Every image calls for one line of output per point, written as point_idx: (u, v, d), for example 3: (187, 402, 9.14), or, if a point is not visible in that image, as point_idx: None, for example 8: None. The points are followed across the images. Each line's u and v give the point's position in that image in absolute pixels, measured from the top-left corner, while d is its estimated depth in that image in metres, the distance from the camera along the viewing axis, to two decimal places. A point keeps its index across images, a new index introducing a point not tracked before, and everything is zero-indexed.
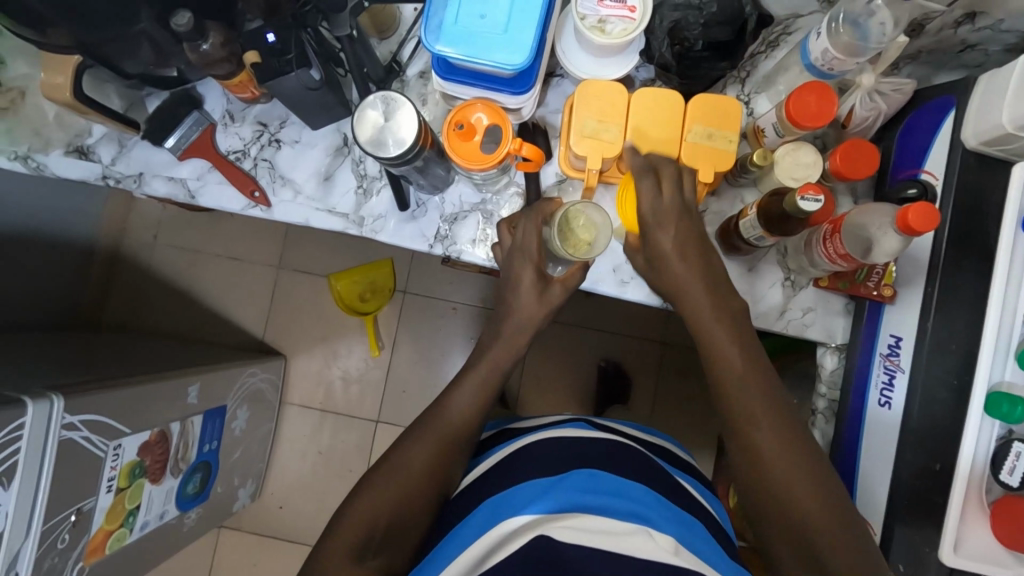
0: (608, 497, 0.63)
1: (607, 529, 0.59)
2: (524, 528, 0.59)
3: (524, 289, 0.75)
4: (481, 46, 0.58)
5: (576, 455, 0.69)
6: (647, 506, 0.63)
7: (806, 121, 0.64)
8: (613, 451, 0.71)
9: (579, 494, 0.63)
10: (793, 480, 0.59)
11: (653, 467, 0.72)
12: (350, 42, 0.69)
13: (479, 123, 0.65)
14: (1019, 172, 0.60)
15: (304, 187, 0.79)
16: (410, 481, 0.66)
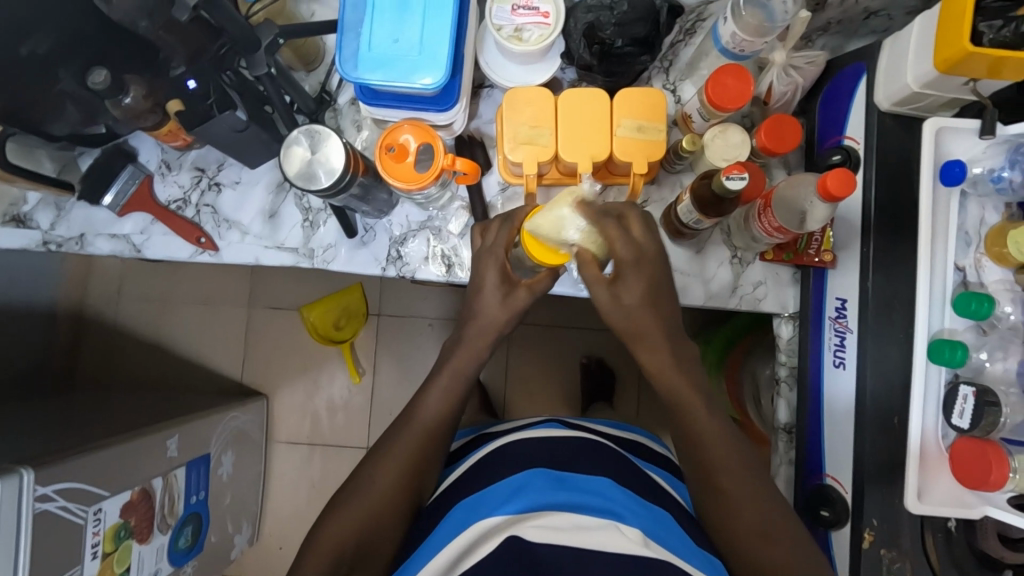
0: (585, 497, 0.64)
1: (581, 525, 0.61)
2: (500, 527, 0.62)
3: (486, 293, 0.71)
4: (398, 69, 0.58)
5: (549, 457, 0.70)
6: (614, 502, 0.64)
7: (727, 105, 0.66)
8: (581, 450, 0.72)
9: (545, 493, 0.65)
10: (749, 524, 0.60)
11: (621, 461, 0.72)
12: (270, 80, 0.68)
13: (407, 145, 0.65)
14: (931, 127, 0.61)
15: (250, 227, 0.79)
16: (374, 505, 0.63)
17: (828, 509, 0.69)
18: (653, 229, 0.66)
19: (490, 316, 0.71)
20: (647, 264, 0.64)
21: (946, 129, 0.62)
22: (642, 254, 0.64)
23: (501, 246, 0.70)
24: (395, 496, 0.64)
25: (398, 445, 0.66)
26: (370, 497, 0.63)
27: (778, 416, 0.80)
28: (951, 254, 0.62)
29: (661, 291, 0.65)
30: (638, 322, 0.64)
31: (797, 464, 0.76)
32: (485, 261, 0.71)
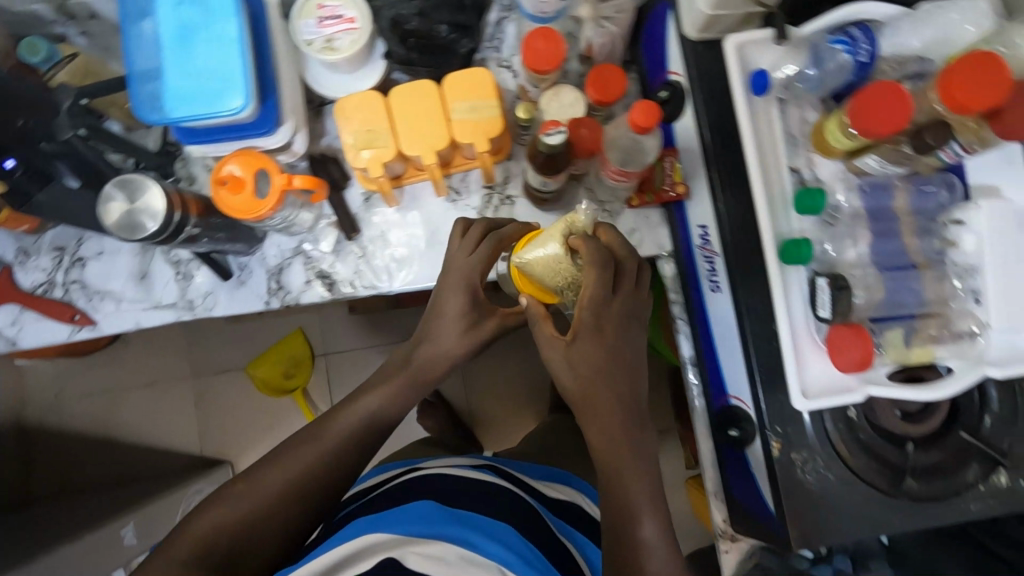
0: (476, 534, 0.65)
1: (465, 557, 0.61)
2: (386, 545, 0.61)
3: (447, 321, 0.65)
4: (201, 98, 0.57)
5: (464, 508, 0.69)
6: (495, 539, 0.65)
7: (543, 66, 0.68)
8: (494, 504, 0.72)
9: (451, 528, 0.65)
10: (619, 531, 0.56)
11: (526, 515, 0.73)
12: (84, 143, 0.65)
13: (239, 176, 0.65)
14: (729, 46, 0.63)
15: (123, 293, 0.78)
16: (255, 508, 0.59)
17: (737, 429, 0.70)
18: (638, 294, 0.61)
19: (445, 347, 0.65)
20: (598, 325, 0.57)
21: (745, 44, 0.64)
22: (603, 316, 0.57)
23: (477, 270, 0.64)
24: (290, 504, 0.60)
25: (305, 454, 0.62)
26: (265, 502, 0.59)
27: (682, 351, 0.79)
28: (783, 158, 0.65)
29: (620, 364, 0.58)
30: (587, 382, 0.57)
31: (704, 392, 0.77)
32: (449, 277, 0.65)
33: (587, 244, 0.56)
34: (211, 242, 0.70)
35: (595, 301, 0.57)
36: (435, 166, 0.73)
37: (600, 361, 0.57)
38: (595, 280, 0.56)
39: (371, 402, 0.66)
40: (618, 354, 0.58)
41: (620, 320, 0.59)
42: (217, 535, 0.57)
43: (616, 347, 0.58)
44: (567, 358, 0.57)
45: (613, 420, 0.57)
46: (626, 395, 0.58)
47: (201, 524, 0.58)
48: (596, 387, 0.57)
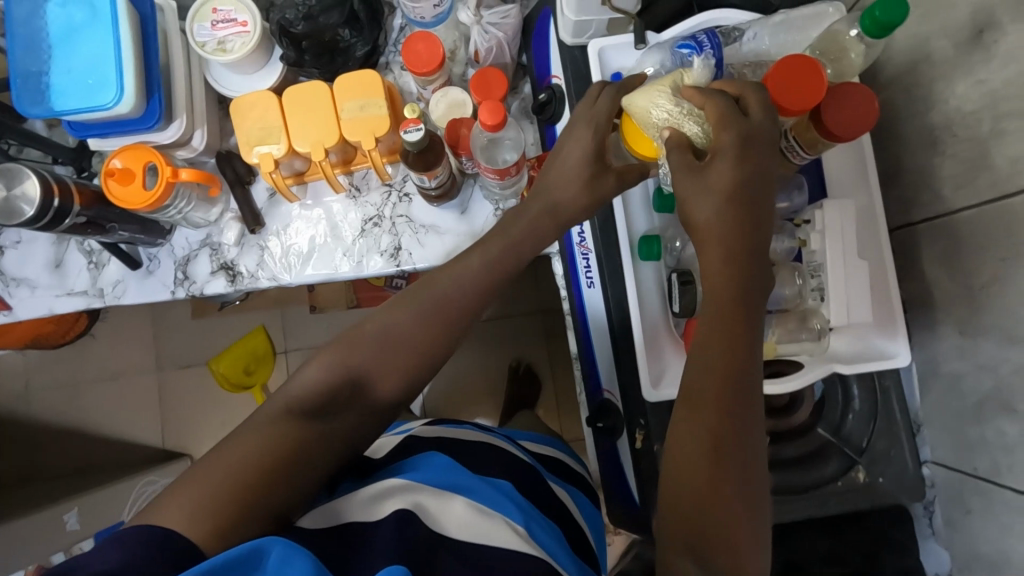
0: (489, 484, 0.56)
1: (474, 507, 0.52)
2: (401, 489, 0.52)
3: (568, 166, 0.59)
4: (84, 96, 0.61)
5: (473, 457, 0.62)
6: (507, 498, 0.56)
7: (423, 68, 0.71)
8: (502, 455, 0.64)
9: (460, 477, 0.56)
10: (715, 474, 0.46)
11: (528, 473, 0.65)
12: None
13: (130, 169, 0.68)
14: (591, 49, 0.67)
15: (38, 280, 0.82)
16: (310, 434, 0.50)
17: (605, 422, 0.72)
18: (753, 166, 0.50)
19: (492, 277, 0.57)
20: (736, 222, 0.50)
21: (607, 48, 0.67)
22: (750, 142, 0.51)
23: (603, 112, 0.59)
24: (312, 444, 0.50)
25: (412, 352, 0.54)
26: (327, 423, 0.51)
27: (570, 345, 0.80)
28: None
29: (733, 309, 0.50)
30: (725, 289, 0.50)
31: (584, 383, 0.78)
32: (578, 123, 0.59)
33: (699, 90, 0.52)
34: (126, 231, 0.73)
35: (731, 122, 0.51)
36: (325, 162, 0.76)
37: (742, 274, 0.50)
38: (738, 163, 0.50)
39: (392, 382, 0.54)
40: (754, 242, 0.51)
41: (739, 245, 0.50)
42: (233, 475, 0.46)
43: (746, 240, 0.51)
44: (699, 186, 0.51)
45: (724, 318, 0.49)
46: (731, 308, 0.50)
47: (220, 467, 0.46)
48: (732, 297, 0.50)
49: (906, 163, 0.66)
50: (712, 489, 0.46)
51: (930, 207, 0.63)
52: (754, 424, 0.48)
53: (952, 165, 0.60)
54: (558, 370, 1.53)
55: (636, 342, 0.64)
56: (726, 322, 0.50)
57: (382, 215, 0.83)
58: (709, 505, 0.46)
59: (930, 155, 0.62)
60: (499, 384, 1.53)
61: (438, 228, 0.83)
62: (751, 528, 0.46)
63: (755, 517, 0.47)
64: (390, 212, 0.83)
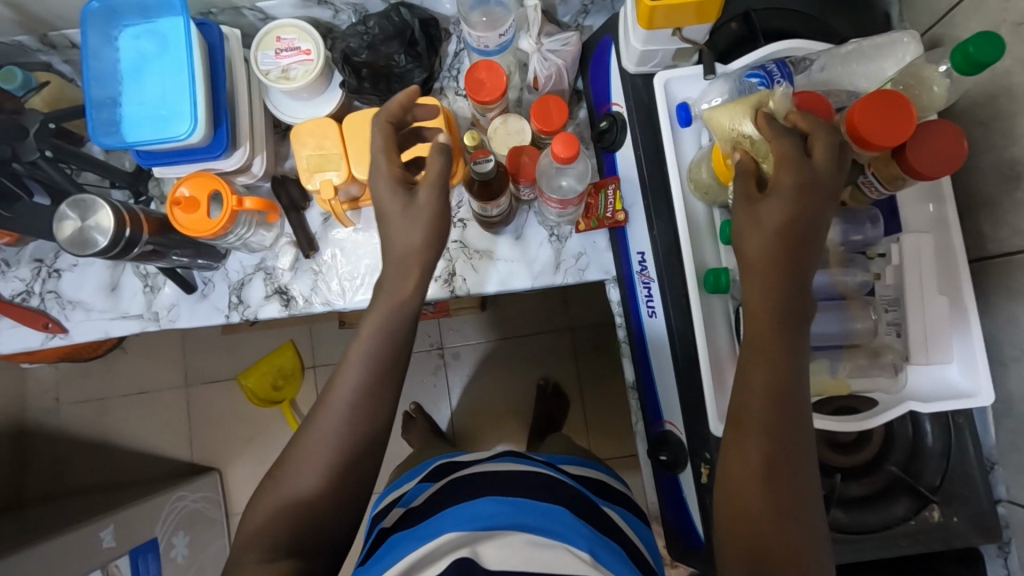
0: (548, 521, 0.66)
1: (534, 542, 0.61)
2: (455, 543, 0.61)
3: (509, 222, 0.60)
4: (156, 129, 0.62)
5: (519, 487, 0.72)
6: (568, 530, 0.65)
7: (486, 97, 0.71)
8: (549, 489, 0.73)
9: (505, 516, 0.66)
10: (768, 496, 0.50)
11: (582, 505, 0.72)
12: (50, 163, 0.69)
13: (195, 197, 0.69)
14: (659, 80, 0.66)
15: (94, 303, 0.83)
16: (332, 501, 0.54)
17: (667, 453, 0.71)
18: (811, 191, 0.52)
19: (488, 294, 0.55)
20: (780, 254, 0.53)
21: (674, 80, 0.67)
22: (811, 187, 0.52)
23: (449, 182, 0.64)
24: None
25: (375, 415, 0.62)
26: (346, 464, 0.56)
27: (627, 374, 0.81)
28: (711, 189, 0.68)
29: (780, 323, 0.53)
30: (771, 312, 0.53)
31: (644, 412, 0.78)
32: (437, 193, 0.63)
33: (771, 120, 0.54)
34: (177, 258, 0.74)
35: (794, 161, 0.52)
36: None
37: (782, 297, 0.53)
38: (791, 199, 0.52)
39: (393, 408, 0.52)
40: (798, 268, 0.53)
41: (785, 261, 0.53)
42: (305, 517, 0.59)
43: (791, 262, 0.53)
44: (756, 221, 0.54)
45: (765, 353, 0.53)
46: (774, 322, 0.53)
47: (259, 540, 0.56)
48: (774, 319, 0.53)
49: (980, 196, 0.65)
50: (765, 509, 0.50)
51: (1007, 242, 0.62)
52: (804, 452, 0.52)
53: None
54: (586, 388, 1.52)
55: (705, 375, 0.63)
56: (765, 341, 0.53)
57: None
58: (762, 526, 0.50)
59: (1010, 191, 0.61)
60: (528, 401, 1.52)
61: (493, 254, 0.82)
62: (811, 551, 0.49)
63: (813, 534, 0.50)
64: (444, 237, 0.82)
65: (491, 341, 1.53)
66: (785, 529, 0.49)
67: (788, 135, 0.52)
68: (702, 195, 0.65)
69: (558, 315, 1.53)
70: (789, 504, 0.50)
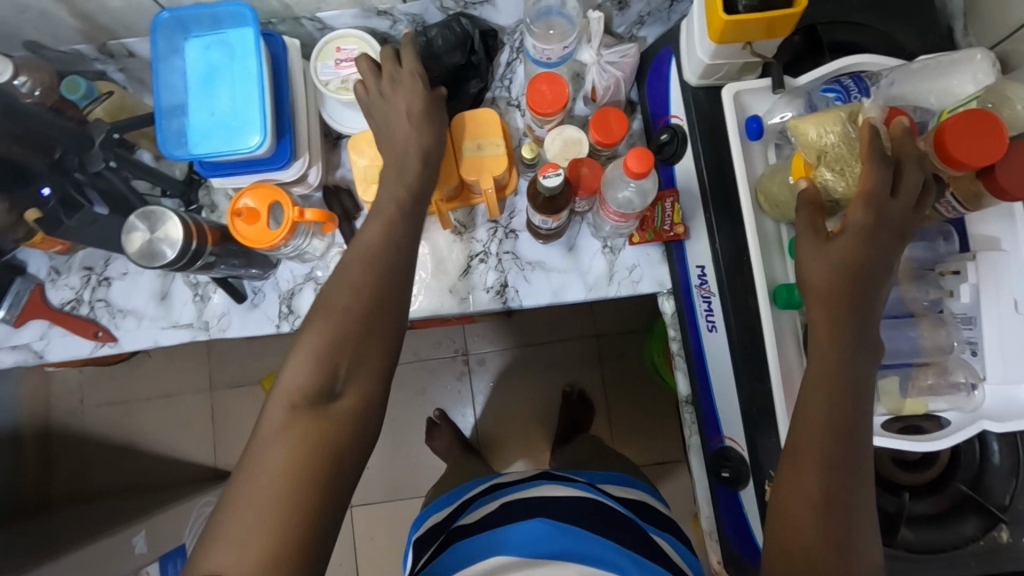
0: (595, 546, 0.67)
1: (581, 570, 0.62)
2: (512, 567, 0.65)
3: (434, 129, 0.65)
4: (227, 139, 0.62)
5: (559, 509, 0.73)
6: (616, 556, 0.66)
7: (547, 109, 0.71)
8: (592, 509, 0.74)
9: (551, 543, 0.67)
10: (826, 529, 0.50)
11: (628, 526, 0.72)
12: (112, 172, 0.68)
13: (253, 207, 0.68)
14: (728, 93, 0.65)
15: (143, 312, 0.82)
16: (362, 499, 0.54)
17: (729, 470, 0.70)
18: (881, 227, 0.53)
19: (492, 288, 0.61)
20: (847, 286, 0.53)
21: (744, 92, 0.66)
22: (882, 223, 0.53)
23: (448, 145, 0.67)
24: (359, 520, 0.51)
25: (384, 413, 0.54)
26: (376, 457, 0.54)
27: (680, 388, 0.81)
28: None
29: (846, 355, 0.53)
30: (833, 346, 0.53)
31: (701, 429, 0.77)
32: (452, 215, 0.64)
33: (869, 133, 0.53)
34: (226, 268, 0.74)
35: (876, 196, 0.53)
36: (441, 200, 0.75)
37: (847, 327, 0.53)
38: (859, 234, 0.53)
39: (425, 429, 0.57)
40: (865, 301, 0.53)
41: (851, 296, 0.53)
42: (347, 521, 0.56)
43: (859, 295, 0.53)
44: (822, 254, 0.54)
45: (827, 380, 0.52)
46: (840, 352, 0.53)
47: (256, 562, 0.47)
48: (839, 352, 0.53)
49: None
50: (822, 542, 0.50)
51: None
52: (863, 480, 0.52)
53: None
54: (612, 396, 1.51)
55: (776, 393, 0.62)
56: (827, 373, 0.53)
57: (488, 251, 0.82)
58: (824, 557, 0.50)
59: None
60: (554, 408, 1.51)
61: (545, 265, 0.82)
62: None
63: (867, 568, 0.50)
64: (496, 248, 0.82)
65: (517, 348, 1.53)
66: (839, 562, 0.50)
67: (873, 169, 0.52)
68: (772, 209, 0.65)
69: (585, 323, 1.52)
70: (841, 534, 0.50)
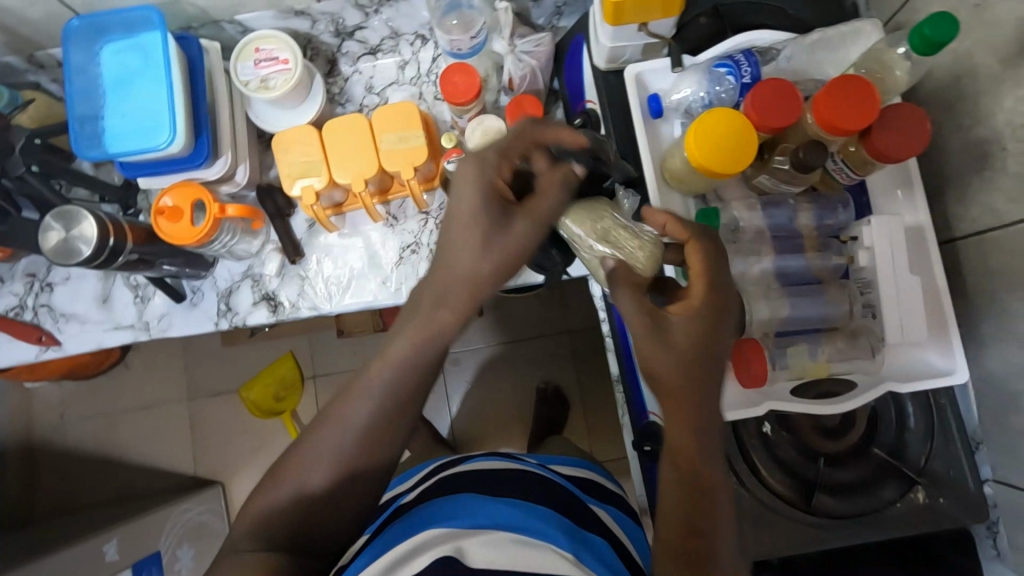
0: (538, 522, 0.61)
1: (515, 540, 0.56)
2: (440, 538, 0.56)
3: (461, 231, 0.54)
4: (140, 139, 0.65)
5: (497, 485, 0.68)
6: (554, 527, 0.61)
7: (461, 98, 0.72)
8: (533, 489, 0.69)
9: (494, 515, 0.61)
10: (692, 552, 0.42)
11: (568, 502, 0.71)
12: (38, 178, 0.70)
13: (175, 206, 0.70)
14: (630, 75, 0.67)
15: (86, 316, 0.84)
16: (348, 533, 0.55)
17: (652, 444, 0.72)
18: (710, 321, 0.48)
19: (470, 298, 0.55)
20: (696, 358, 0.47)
21: (645, 73, 0.68)
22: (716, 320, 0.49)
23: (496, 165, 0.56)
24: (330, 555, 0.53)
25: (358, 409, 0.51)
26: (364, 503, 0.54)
27: (611, 367, 0.82)
28: None
29: (701, 386, 0.46)
30: (684, 369, 0.46)
31: (629, 407, 0.78)
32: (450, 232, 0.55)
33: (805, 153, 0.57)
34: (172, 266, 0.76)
35: (715, 282, 0.50)
36: (365, 193, 0.77)
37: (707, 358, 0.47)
38: (691, 312, 0.48)
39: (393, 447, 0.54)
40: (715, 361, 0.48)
41: (706, 355, 0.47)
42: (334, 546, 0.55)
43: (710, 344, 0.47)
44: (669, 335, 0.47)
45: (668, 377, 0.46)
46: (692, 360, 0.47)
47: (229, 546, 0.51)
48: (682, 365, 0.46)
49: (951, 177, 0.65)
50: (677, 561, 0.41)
51: (978, 222, 0.62)
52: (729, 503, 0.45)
53: (1004, 180, 0.58)
54: (585, 390, 1.51)
55: None
56: (674, 394, 0.46)
57: (420, 242, 0.84)
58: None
59: (978, 169, 0.61)
60: (528, 404, 1.51)
61: None
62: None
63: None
64: (428, 239, 0.84)
65: (489, 346, 1.53)
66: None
67: (698, 244, 0.51)
68: (675, 184, 0.66)
69: (555, 318, 1.53)
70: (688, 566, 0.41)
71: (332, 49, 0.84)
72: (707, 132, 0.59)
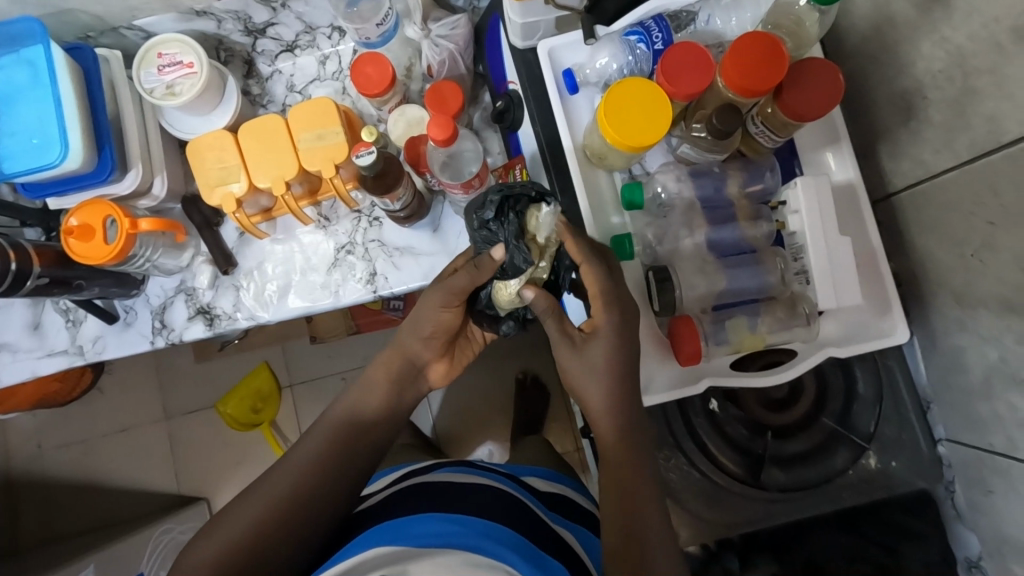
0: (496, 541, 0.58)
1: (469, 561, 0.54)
2: (383, 560, 0.53)
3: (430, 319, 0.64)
4: (34, 158, 0.63)
5: (457, 496, 0.65)
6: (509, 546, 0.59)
7: (375, 90, 0.69)
8: (490, 499, 0.67)
9: (455, 533, 0.58)
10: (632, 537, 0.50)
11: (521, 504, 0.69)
12: None
13: (87, 224, 0.67)
14: (542, 51, 0.65)
15: (18, 344, 0.81)
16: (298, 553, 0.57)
17: None
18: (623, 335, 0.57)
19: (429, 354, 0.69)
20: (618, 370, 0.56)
21: (558, 49, 0.65)
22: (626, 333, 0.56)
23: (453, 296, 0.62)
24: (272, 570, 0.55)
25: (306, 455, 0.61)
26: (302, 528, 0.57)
27: None
28: None
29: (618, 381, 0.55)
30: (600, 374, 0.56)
31: None
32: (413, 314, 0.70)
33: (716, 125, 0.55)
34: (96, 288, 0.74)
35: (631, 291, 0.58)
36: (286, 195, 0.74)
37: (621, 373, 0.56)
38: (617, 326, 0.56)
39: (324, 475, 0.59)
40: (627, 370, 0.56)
41: (626, 360, 0.56)
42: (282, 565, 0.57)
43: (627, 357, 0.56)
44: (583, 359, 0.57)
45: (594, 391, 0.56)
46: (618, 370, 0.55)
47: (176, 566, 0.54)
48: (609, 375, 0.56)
49: (880, 132, 0.63)
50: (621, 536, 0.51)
51: (909, 175, 0.60)
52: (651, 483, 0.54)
53: (929, 131, 0.56)
54: None
55: None
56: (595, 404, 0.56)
57: (354, 242, 0.81)
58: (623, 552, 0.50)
59: (903, 122, 0.59)
60: (508, 399, 1.41)
61: (415, 250, 0.81)
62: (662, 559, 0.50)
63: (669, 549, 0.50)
64: (362, 238, 0.81)
65: None
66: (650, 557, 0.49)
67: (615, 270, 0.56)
68: (598, 160, 0.63)
69: None
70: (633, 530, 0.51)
71: (246, 49, 0.81)
72: (625, 104, 0.56)
